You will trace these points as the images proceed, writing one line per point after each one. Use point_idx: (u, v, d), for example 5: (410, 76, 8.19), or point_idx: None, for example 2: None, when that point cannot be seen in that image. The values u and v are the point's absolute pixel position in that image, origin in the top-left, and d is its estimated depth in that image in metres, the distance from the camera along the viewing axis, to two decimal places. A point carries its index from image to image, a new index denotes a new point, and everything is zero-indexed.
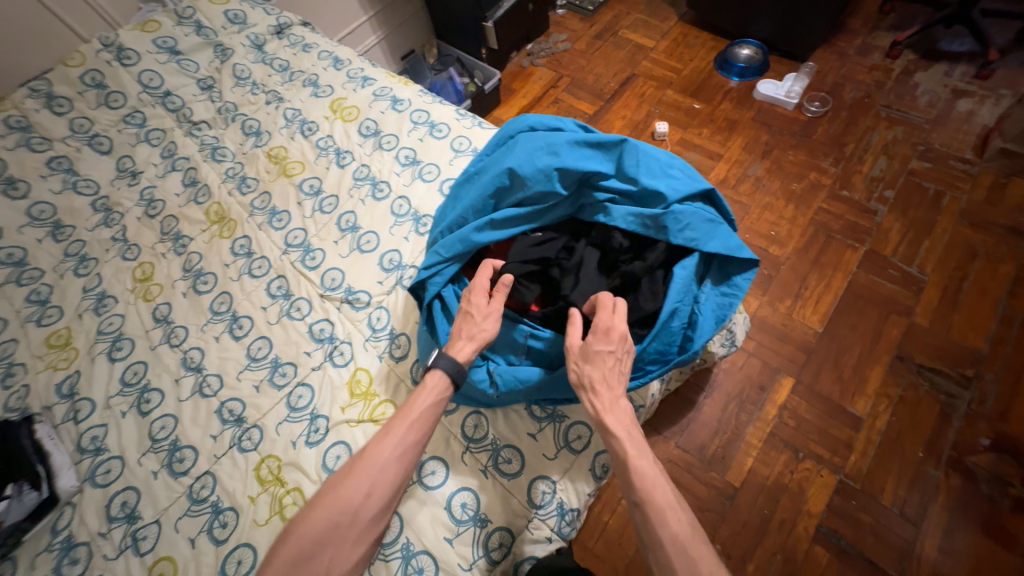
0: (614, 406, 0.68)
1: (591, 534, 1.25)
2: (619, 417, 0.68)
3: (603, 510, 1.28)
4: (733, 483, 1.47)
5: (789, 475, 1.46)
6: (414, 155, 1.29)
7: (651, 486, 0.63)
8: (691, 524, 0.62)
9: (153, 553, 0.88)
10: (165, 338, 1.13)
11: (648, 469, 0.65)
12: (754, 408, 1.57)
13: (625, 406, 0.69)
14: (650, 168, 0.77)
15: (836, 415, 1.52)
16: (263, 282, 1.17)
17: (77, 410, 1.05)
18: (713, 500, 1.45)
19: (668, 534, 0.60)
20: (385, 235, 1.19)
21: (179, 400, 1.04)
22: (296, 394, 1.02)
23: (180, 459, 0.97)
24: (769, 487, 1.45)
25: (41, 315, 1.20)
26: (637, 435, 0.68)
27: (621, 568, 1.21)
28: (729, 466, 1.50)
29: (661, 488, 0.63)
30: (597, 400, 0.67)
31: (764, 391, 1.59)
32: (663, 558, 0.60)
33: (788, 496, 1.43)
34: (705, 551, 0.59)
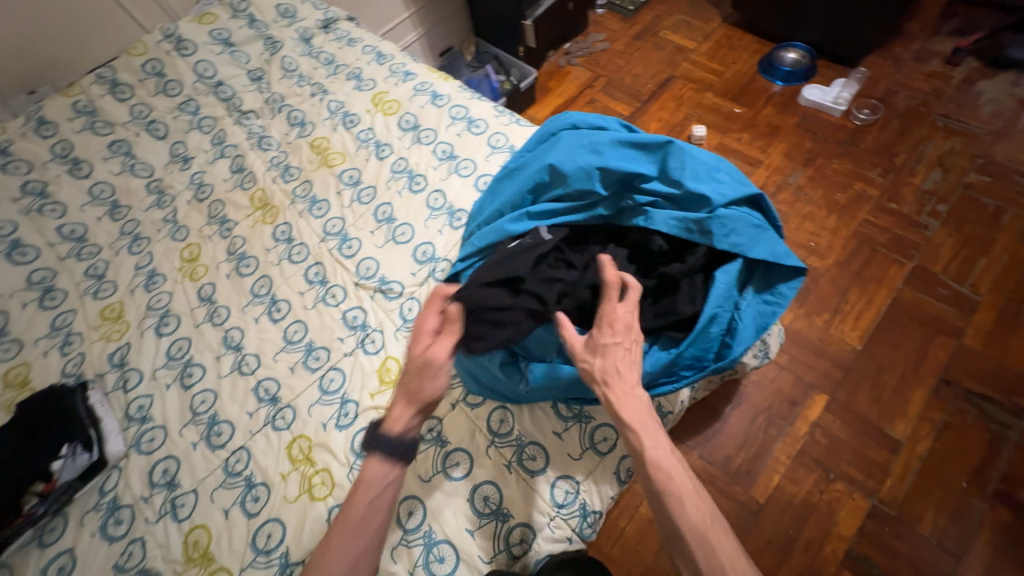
0: (626, 396, 0.66)
1: (607, 539, 1.24)
2: (631, 407, 0.66)
3: (621, 515, 1.26)
4: (758, 499, 1.43)
5: (818, 495, 1.40)
6: (451, 150, 1.31)
7: (669, 478, 0.64)
8: (709, 513, 0.64)
9: (190, 521, 0.93)
10: (208, 317, 1.18)
11: (663, 461, 0.65)
12: (784, 423, 1.52)
13: (639, 394, 0.68)
14: (697, 170, 0.75)
15: (872, 437, 1.45)
16: (301, 268, 1.21)
17: (127, 379, 1.11)
18: (735, 514, 1.41)
19: (687, 524, 0.62)
20: (420, 228, 1.21)
21: (219, 376, 1.08)
22: (328, 377, 1.05)
23: (217, 433, 1.01)
24: (796, 505, 1.40)
25: (97, 289, 1.28)
26: (653, 426, 0.67)
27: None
28: (754, 480, 1.45)
29: (677, 478, 0.64)
30: (611, 392, 0.66)
31: (795, 406, 1.54)
32: (682, 544, 0.62)
33: (816, 517, 1.38)
34: (722, 534, 0.62)
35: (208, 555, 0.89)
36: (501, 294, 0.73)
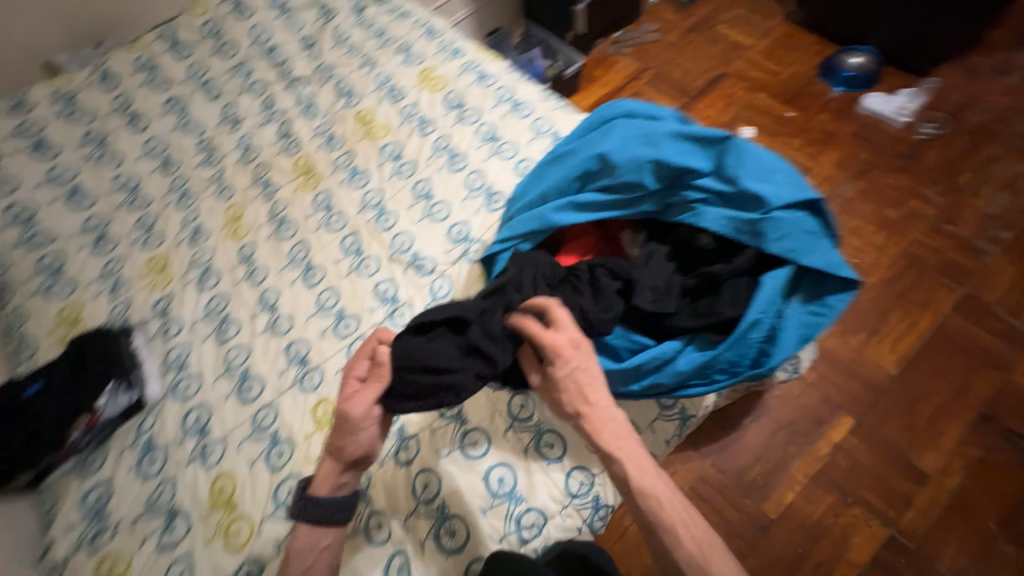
0: (602, 428, 0.68)
1: (609, 535, 1.24)
2: (610, 439, 0.67)
3: (624, 514, 1.26)
4: (769, 514, 1.40)
5: (832, 518, 1.37)
6: (494, 131, 1.30)
7: (660, 508, 0.67)
8: (703, 534, 0.67)
9: (217, 467, 0.97)
10: (247, 275, 1.22)
11: (651, 490, 0.67)
12: (805, 441, 1.47)
13: (618, 418, 0.69)
14: (755, 168, 0.72)
15: (898, 465, 1.40)
16: (337, 236, 1.23)
17: (168, 328, 1.15)
18: (744, 527, 1.39)
19: (683, 554, 0.66)
20: (457, 207, 1.20)
21: (253, 333, 1.12)
22: (356, 345, 1.08)
23: (248, 387, 1.05)
24: (808, 525, 1.37)
25: (145, 240, 1.33)
26: (638, 456, 0.68)
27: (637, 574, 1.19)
28: (767, 495, 1.42)
29: (668, 507, 0.67)
30: (587, 422, 0.67)
31: (819, 425, 1.48)
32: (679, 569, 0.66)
33: (828, 539, 1.35)
34: (718, 555, 0.66)
35: (231, 502, 0.93)
36: (451, 351, 0.73)
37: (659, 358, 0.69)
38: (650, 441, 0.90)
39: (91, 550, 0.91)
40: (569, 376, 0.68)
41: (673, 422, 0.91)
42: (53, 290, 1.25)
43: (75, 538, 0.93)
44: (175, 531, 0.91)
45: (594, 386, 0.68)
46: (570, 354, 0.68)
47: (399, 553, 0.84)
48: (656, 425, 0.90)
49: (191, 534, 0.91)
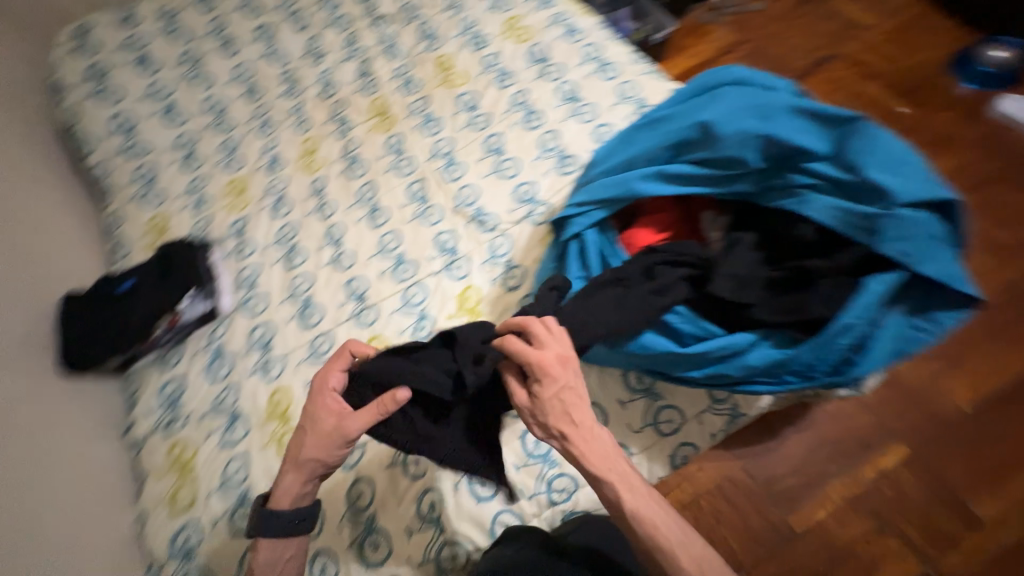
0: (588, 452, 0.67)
1: None
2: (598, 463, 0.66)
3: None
4: (796, 526, 1.34)
5: (864, 545, 1.31)
6: (574, 91, 1.23)
7: (653, 528, 0.65)
8: (704, 553, 0.65)
9: (277, 381, 1.04)
10: (317, 208, 1.26)
11: (642, 508, 0.66)
12: (849, 463, 1.40)
13: (603, 441, 0.68)
14: (881, 158, 0.63)
15: (946, 504, 1.32)
16: (405, 181, 1.24)
17: (242, 248, 1.22)
18: (765, 535, 1.36)
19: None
20: (526, 166, 1.17)
21: (318, 264, 1.17)
22: (412, 290, 1.09)
23: (310, 314, 1.11)
24: (835, 548, 1.32)
25: (228, 162, 1.40)
26: (629, 478, 0.68)
27: None
28: (797, 508, 1.37)
29: (661, 524, 0.65)
30: (571, 447, 0.67)
31: (865, 449, 1.42)
32: None
33: (854, 565, 1.30)
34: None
35: (287, 416, 1.00)
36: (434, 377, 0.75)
37: (725, 349, 0.66)
38: (694, 431, 0.88)
39: (165, 434, 1.01)
40: (555, 396, 0.67)
41: (722, 417, 0.87)
42: (146, 199, 1.34)
43: (154, 421, 1.04)
44: (236, 432, 0.99)
45: (576, 408, 0.67)
46: (550, 377, 0.66)
47: (433, 489, 0.86)
48: (702, 416, 0.88)
49: (249, 437, 0.98)
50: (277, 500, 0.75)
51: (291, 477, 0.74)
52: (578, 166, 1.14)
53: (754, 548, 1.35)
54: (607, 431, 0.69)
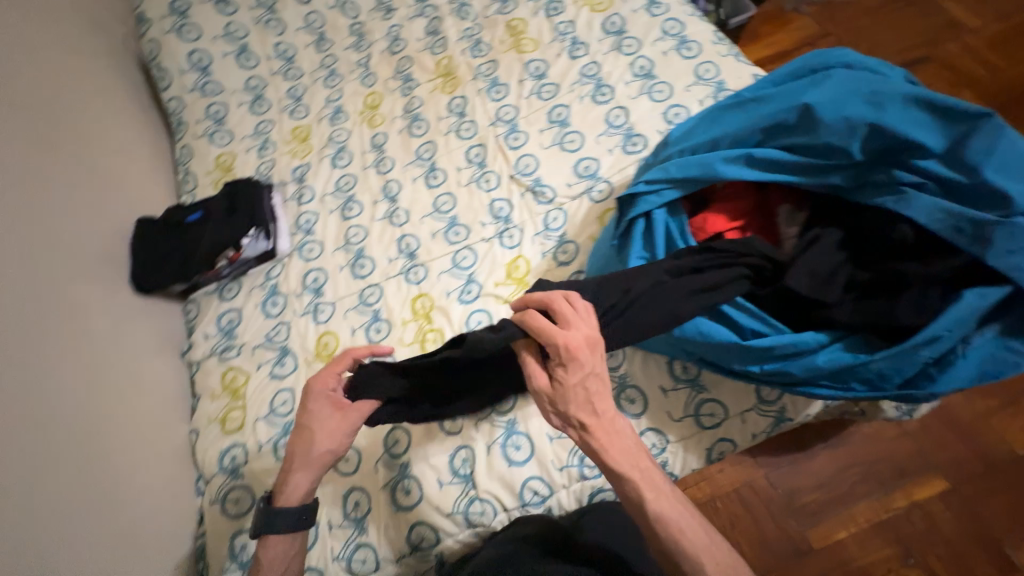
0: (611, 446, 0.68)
1: None
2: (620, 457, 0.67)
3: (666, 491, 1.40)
4: (811, 541, 1.35)
5: (882, 570, 1.29)
6: (650, 67, 1.18)
7: (674, 530, 0.65)
8: (728, 559, 0.64)
9: (325, 325, 1.08)
10: (375, 163, 1.27)
11: (664, 510, 0.66)
12: (879, 487, 1.37)
13: (624, 434, 0.69)
14: (1002, 160, 0.58)
15: (976, 541, 1.29)
16: (465, 144, 1.23)
17: (302, 194, 1.25)
18: (780, 545, 1.35)
19: None
20: (590, 141, 1.14)
21: (372, 218, 1.19)
22: (462, 253, 1.10)
23: (361, 265, 1.13)
24: (851, 568, 1.31)
25: (293, 109, 1.43)
26: (652, 476, 0.68)
27: None
28: (816, 524, 1.36)
29: (682, 527, 0.65)
30: (594, 437, 0.67)
31: (900, 477, 1.37)
32: None
33: None
34: None
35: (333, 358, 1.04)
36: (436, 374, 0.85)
37: (797, 346, 0.63)
38: (735, 428, 0.86)
39: (220, 360, 1.08)
40: (580, 383, 0.68)
41: (768, 418, 0.85)
42: (215, 136, 1.39)
43: (210, 347, 1.10)
44: (285, 366, 1.04)
45: (600, 397, 0.68)
46: (575, 364, 0.67)
47: (467, 447, 0.89)
48: (747, 415, 0.86)
49: (296, 373, 1.03)
50: (285, 498, 0.78)
51: (301, 475, 0.78)
52: (645, 146, 1.09)
53: (766, 555, 1.35)
54: (627, 426, 0.70)
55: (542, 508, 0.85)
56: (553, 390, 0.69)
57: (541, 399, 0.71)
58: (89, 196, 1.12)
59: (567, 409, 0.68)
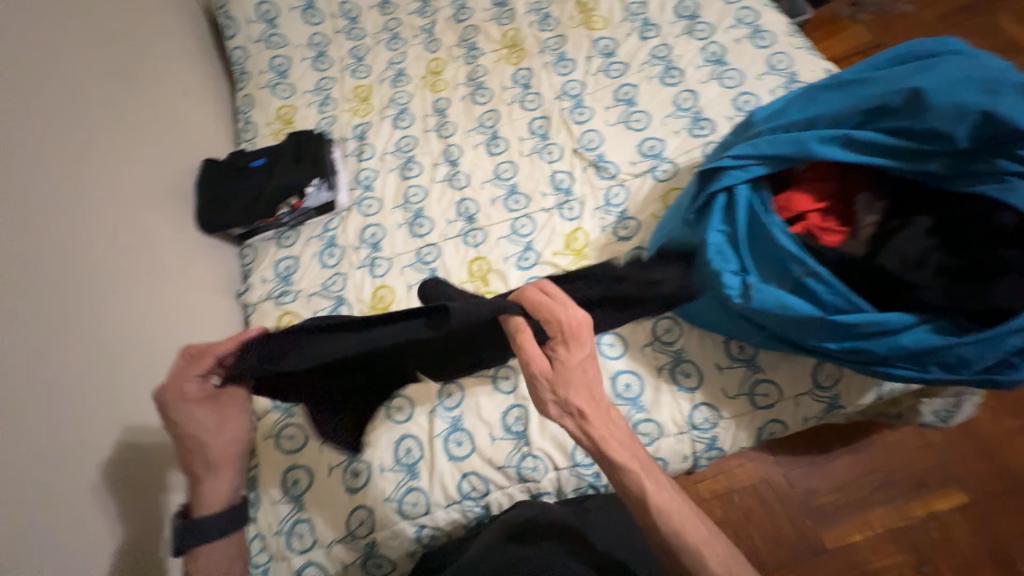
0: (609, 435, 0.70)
1: None
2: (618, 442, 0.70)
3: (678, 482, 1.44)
4: (826, 542, 1.35)
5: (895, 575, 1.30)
6: (722, 53, 1.18)
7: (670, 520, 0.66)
8: (727, 552, 0.65)
9: (381, 279, 1.09)
10: (437, 127, 1.28)
11: (658, 498, 0.68)
12: (896, 496, 1.38)
13: (618, 423, 0.73)
14: None
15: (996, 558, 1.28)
16: (528, 115, 1.23)
17: (362, 151, 1.27)
18: (794, 542, 1.36)
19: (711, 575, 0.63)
20: (657, 122, 1.14)
21: (432, 180, 1.20)
22: (521, 221, 1.11)
23: (419, 225, 1.14)
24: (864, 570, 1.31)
25: (355, 69, 1.43)
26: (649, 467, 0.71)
27: None
28: (832, 524, 1.37)
29: (676, 517, 0.67)
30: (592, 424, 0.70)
31: (920, 487, 1.38)
32: None
33: None
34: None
35: (388, 311, 1.06)
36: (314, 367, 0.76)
37: (883, 326, 0.64)
38: (788, 411, 0.87)
39: (276, 304, 1.10)
40: (579, 367, 0.73)
41: (822, 404, 0.87)
42: (277, 88, 1.40)
43: (266, 291, 1.12)
44: (341, 315, 1.06)
45: (596, 384, 0.73)
46: (578, 346, 0.73)
47: (521, 406, 0.90)
48: (801, 398, 0.87)
49: None
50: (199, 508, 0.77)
51: (212, 479, 0.78)
52: (713, 130, 1.10)
53: (779, 550, 1.36)
54: (621, 419, 0.74)
55: (593, 470, 0.86)
56: (554, 374, 0.72)
57: (541, 385, 0.72)
58: (160, 132, 1.13)
59: (569, 393, 0.71)
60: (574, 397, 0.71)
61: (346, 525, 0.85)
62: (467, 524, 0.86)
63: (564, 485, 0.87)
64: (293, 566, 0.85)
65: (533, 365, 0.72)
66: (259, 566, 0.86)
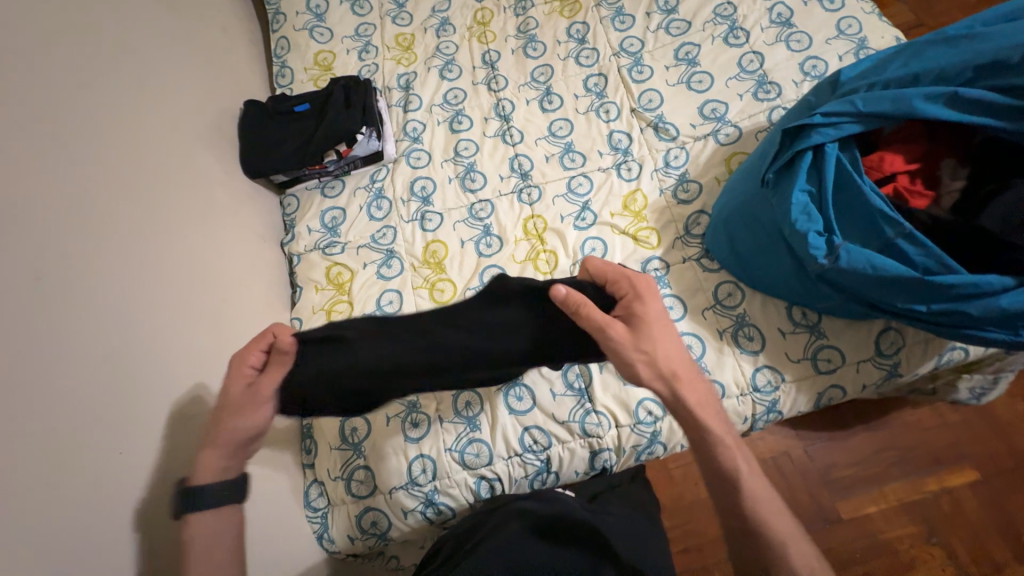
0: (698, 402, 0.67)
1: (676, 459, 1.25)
2: (707, 407, 0.67)
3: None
4: (840, 513, 1.27)
5: (905, 545, 1.23)
6: (789, 15, 1.13)
7: (754, 495, 0.64)
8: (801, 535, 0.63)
9: (433, 234, 1.06)
10: (486, 80, 1.22)
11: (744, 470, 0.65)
12: (912, 470, 1.29)
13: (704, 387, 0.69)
14: None
15: (1003, 532, 1.21)
16: (584, 72, 1.18)
17: (408, 101, 1.21)
18: (809, 512, 1.28)
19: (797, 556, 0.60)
20: (719, 84, 1.11)
21: (483, 135, 1.15)
22: (577, 180, 1.08)
23: (471, 180, 1.11)
24: (875, 540, 1.24)
25: (396, 15, 1.35)
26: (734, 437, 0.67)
27: (687, 498, 1.22)
28: (847, 495, 1.29)
29: (760, 491, 0.64)
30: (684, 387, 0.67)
31: (935, 462, 1.30)
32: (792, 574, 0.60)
33: (892, 560, 1.21)
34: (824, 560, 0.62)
35: (441, 266, 1.03)
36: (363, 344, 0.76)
37: (978, 287, 0.64)
38: (849, 376, 0.88)
39: (324, 255, 1.07)
40: (662, 324, 0.69)
41: (882, 371, 0.87)
42: (315, 32, 1.33)
43: (313, 241, 1.09)
44: (392, 268, 1.04)
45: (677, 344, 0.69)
46: (653, 301, 0.70)
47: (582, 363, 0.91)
48: (862, 364, 0.88)
49: (403, 276, 1.03)
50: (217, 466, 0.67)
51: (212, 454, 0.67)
52: (779, 94, 1.06)
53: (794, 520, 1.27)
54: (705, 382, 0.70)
55: (653, 428, 0.87)
56: (639, 331, 0.68)
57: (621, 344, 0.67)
58: (204, 70, 1.07)
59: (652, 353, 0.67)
60: (658, 357, 0.67)
61: (408, 472, 0.85)
62: (527, 476, 0.87)
63: (625, 442, 0.87)
64: (352, 512, 0.86)
65: (609, 323, 0.67)
66: (317, 510, 0.88)
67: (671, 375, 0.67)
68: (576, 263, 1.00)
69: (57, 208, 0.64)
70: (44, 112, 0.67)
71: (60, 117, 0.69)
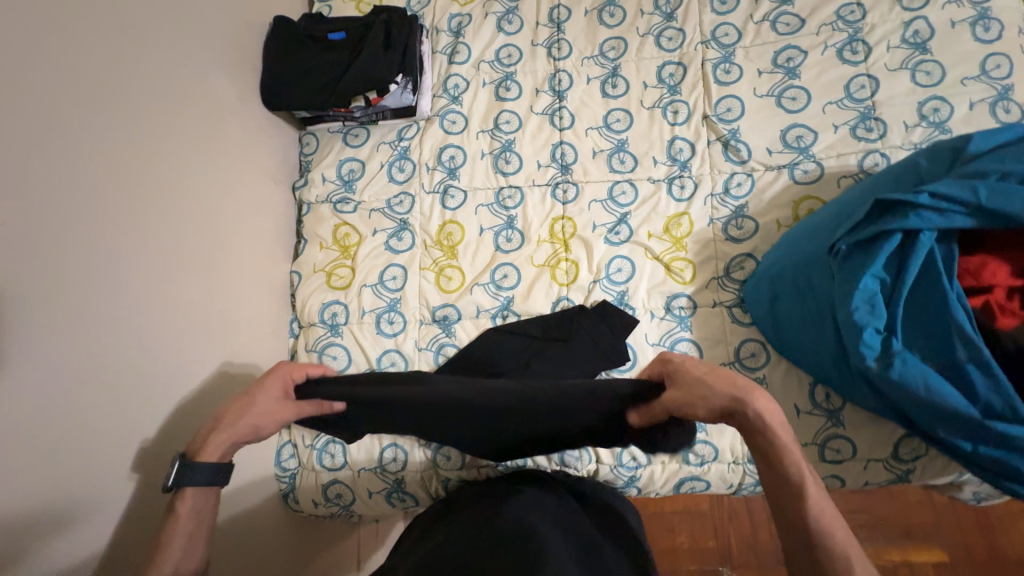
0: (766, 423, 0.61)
1: None
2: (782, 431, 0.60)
3: None
4: None
5: None
6: (927, 36, 0.92)
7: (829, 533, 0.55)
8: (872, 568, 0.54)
9: (452, 213, 0.98)
10: (548, 43, 1.05)
11: (816, 500, 0.57)
12: (879, 538, 1.25)
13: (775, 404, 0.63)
14: None
15: None
16: (662, 57, 1.01)
17: (455, 51, 1.06)
18: None
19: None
20: (815, 107, 0.94)
21: (531, 110, 1.02)
22: (621, 187, 0.96)
23: (506, 160, 0.99)
24: None
25: None
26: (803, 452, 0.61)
27: (648, 515, 1.23)
28: None
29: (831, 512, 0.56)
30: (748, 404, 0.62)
31: (905, 535, 1.25)
32: None
33: None
34: None
35: (453, 251, 0.96)
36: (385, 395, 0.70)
37: None
38: (853, 471, 0.81)
39: (335, 210, 1.00)
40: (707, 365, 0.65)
41: (891, 474, 0.81)
42: None
43: (325, 193, 1.02)
44: (402, 242, 0.97)
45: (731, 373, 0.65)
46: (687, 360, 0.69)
47: None
48: (872, 463, 0.81)
49: (412, 252, 0.97)
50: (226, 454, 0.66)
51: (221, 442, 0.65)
52: (881, 136, 0.90)
53: None
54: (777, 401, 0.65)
55: (632, 474, 0.84)
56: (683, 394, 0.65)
57: (680, 401, 0.64)
58: None
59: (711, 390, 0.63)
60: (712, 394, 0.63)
61: (378, 458, 0.87)
62: None
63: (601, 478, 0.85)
64: (320, 479, 0.88)
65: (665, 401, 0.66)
66: (287, 470, 0.90)
67: (735, 401, 0.62)
68: (597, 281, 0.92)
69: (31, 140, 0.59)
70: (27, 20, 0.59)
71: (47, 32, 0.61)
